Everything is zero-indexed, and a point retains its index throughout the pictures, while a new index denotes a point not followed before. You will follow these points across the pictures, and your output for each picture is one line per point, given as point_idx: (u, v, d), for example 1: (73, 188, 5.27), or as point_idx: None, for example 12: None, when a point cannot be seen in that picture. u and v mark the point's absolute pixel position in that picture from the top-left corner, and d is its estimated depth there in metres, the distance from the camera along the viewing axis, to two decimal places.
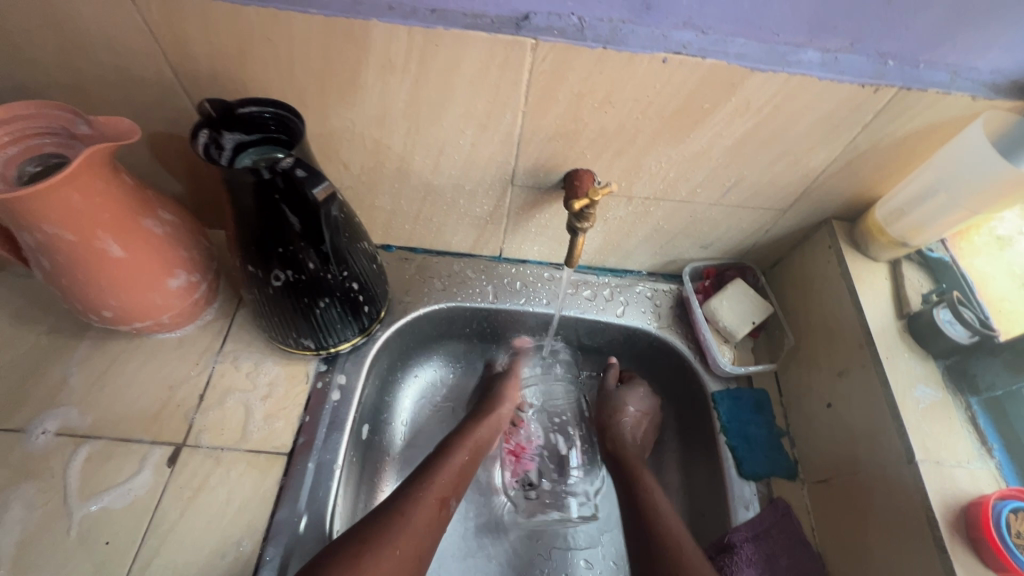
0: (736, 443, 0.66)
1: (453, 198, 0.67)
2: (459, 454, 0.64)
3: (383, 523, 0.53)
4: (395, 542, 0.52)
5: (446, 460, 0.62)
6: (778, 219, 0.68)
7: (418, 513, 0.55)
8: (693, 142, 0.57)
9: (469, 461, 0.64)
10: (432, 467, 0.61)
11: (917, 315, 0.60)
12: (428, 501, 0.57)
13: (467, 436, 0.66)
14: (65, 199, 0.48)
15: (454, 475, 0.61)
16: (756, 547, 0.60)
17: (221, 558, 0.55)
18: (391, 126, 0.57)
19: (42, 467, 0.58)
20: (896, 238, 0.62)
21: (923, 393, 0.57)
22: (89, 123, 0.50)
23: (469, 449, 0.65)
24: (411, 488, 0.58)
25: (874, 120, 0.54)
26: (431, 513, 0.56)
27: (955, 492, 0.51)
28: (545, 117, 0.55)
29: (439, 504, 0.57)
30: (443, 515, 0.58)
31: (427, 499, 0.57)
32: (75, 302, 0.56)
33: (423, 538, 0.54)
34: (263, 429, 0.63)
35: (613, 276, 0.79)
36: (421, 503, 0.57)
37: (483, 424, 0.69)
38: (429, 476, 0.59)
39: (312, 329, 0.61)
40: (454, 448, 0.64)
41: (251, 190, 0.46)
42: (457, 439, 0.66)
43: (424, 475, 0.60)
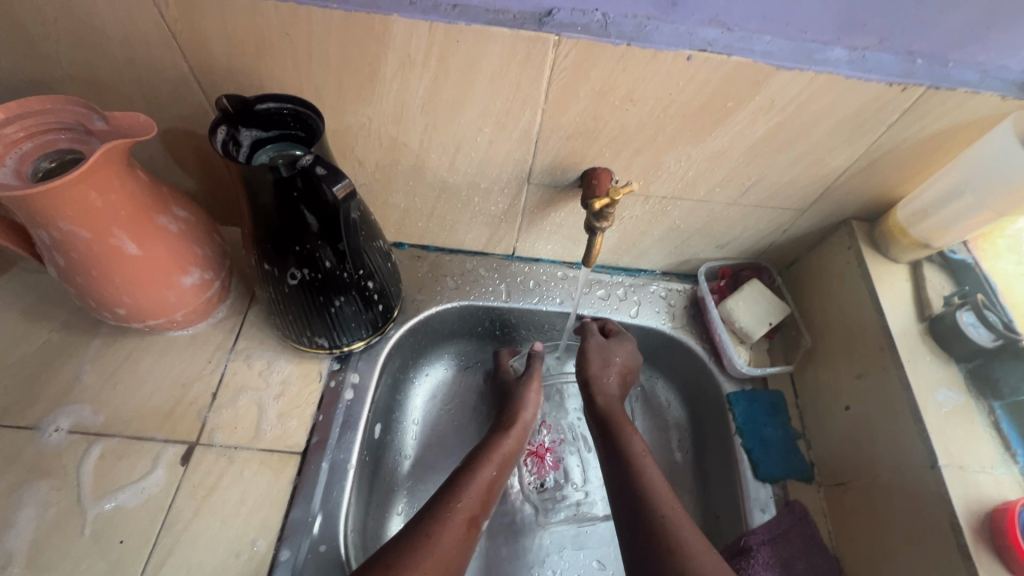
0: (752, 445, 0.66)
1: (468, 195, 0.66)
2: (485, 469, 0.61)
3: (409, 548, 0.51)
4: (425, 567, 0.50)
5: (473, 478, 0.59)
6: (797, 218, 0.67)
7: (443, 539, 0.53)
8: (714, 141, 0.56)
9: (496, 476, 0.61)
10: (458, 485, 0.58)
11: (939, 317, 0.59)
12: (453, 523, 0.54)
13: (492, 450, 0.63)
14: (80, 195, 0.47)
15: (482, 491, 0.58)
16: (773, 550, 0.59)
17: (235, 557, 0.55)
18: (408, 123, 0.56)
19: (55, 464, 0.57)
20: (919, 239, 0.61)
21: (946, 397, 0.56)
22: (104, 119, 0.49)
23: (495, 464, 0.62)
24: (436, 510, 0.55)
25: (899, 119, 0.53)
26: (457, 536, 0.54)
27: (978, 498, 0.50)
28: (565, 114, 0.54)
29: (464, 525, 0.55)
30: (471, 536, 0.55)
31: (453, 519, 0.55)
32: (89, 299, 0.56)
33: (450, 560, 0.52)
34: (277, 428, 0.62)
35: (627, 275, 0.79)
36: (448, 525, 0.54)
37: (509, 434, 0.66)
38: (453, 495, 0.57)
39: (327, 328, 0.61)
40: (478, 462, 0.61)
41: (270, 188, 0.46)
42: (481, 454, 0.62)
43: (449, 493, 0.57)
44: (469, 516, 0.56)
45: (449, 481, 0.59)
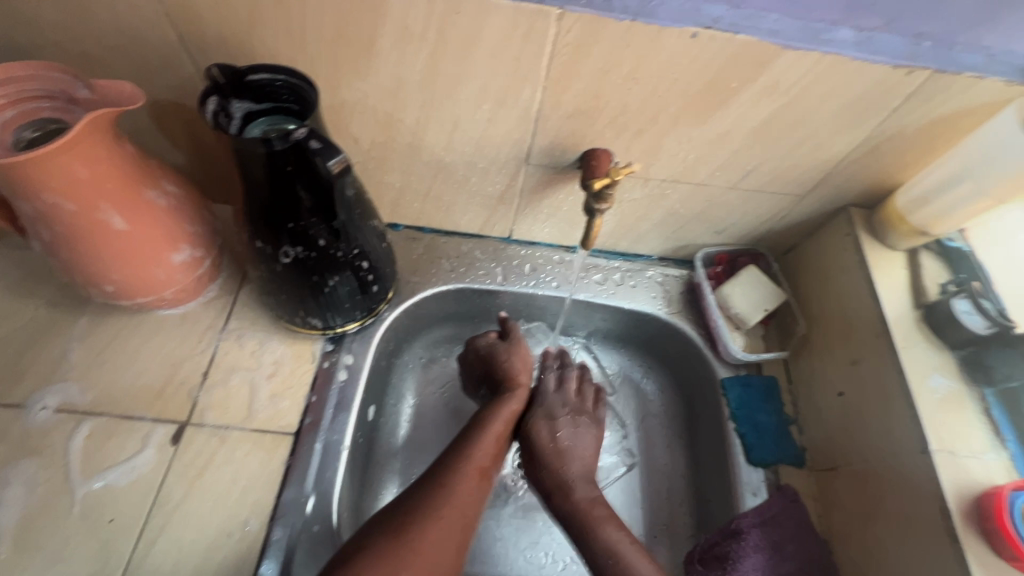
0: (744, 430, 0.66)
1: (465, 175, 0.65)
2: (493, 425, 0.61)
3: (423, 502, 0.51)
4: (438, 519, 0.50)
5: (483, 435, 0.59)
6: (796, 204, 0.67)
7: (458, 488, 0.53)
8: (716, 123, 0.56)
9: (503, 431, 0.61)
10: (468, 441, 0.58)
11: (934, 305, 0.59)
12: (467, 475, 0.54)
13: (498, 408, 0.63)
14: (65, 166, 0.45)
15: (492, 446, 0.59)
16: (763, 533, 0.59)
17: (227, 537, 0.54)
18: (404, 99, 0.55)
19: (43, 443, 0.56)
20: (917, 227, 0.61)
21: (939, 383, 0.56)
22: (90, 88, 0.47)
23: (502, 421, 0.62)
24: (448, 463, 0.55)
25: (903, 104, 0.52)
26: (472, 482, 0.54)
27: (968, 483, 0.51)
28: (566, 93, 0.53)
29: (477, 477, 0.55)
30: (483, 487, 0.55)
31: (467, 472, 0.55)
32: (76, 275, 0.54)
33: (465, 511, 0.52)
34: (270, 409, 0.62)
35: (624, 260, 0.78)
36: (460, 479, 0.54)
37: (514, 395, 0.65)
38: (463, 450, 0.57)
39: (320, 308, 0.60)
40: (484, 421, 0.61)
41: (261, 162, 0.44)
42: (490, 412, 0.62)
43: (460, 448, 0.57)
44: (484, 469, 0.56)
45: (456, 438, 0.59)
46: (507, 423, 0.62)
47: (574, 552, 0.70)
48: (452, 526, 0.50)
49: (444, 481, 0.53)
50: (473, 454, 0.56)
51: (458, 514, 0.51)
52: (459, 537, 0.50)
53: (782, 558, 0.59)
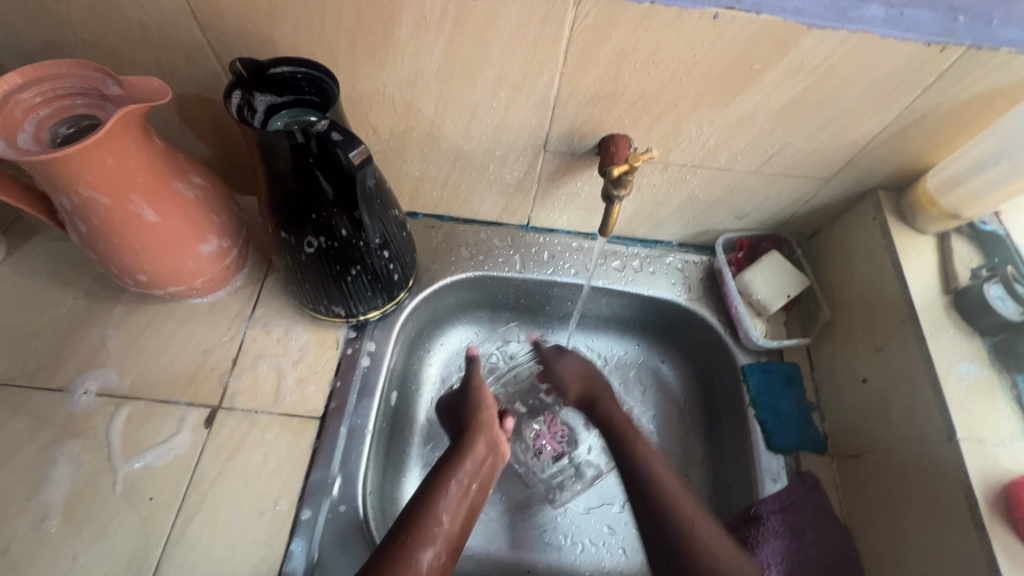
0: (765, 417, 0.65)
1: (483, 163, 0.65)
2: (477, 441, 0.62)
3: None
4: None
5: (467, 457, 0.61)
6: (821, 188, 0.66)
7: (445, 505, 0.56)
8: (738, 106, 0.54)
9: (486, 449, 0.63)
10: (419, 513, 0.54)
11: (965, 290, 0.58)
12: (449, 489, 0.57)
13: (484, 401, 0.67)
14: (99, 161, 0.47)
15: (475, 465, 0.61)
16: (782, 519, 0.59)
17: (259, 516, 0.57)
18: (423, 88, 0.55)
19: (86, 425, 0.60)
20: (948, 210, 0.59)
21: (967, 370, 0.55)
22: (119, 84, 0.49)
23: (493, 431, 0.65)
24: (435, 483, 0.58)
25: (936, 82, 0.51)
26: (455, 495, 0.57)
27: (996, 470, 0.50)
28: (584, 79, 0.53)
29: (463, 496, 0.58)
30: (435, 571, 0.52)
31: (454, 490, 0.58)
32: (111, 266, 0.56)
33: None
34: (296, 394, 0.64)
35: (643, 246, 0.78)
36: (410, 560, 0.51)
37: (475, 442, 0.62)
38: (450, 469, 0.59)
39: (343, 297, 0.61)
40: (471, 440, 0.62)
41: (286, 155, 0.45)
42: (477, 420, 0.65)
43: (446, 469, 0.59)
44: (469, 490, 0.59)
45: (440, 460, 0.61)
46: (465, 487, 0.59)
47: (593, 535, 0.71)
48: (439, 540, 0.54)
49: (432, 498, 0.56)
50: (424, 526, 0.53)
51: None
52: None
53: (803, 542, 0.59)
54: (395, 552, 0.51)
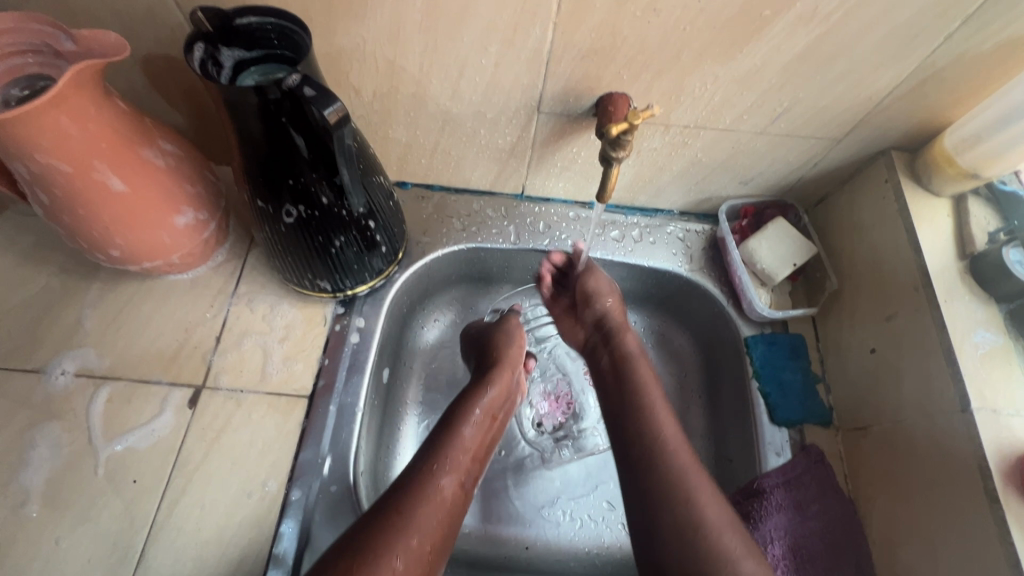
0: (769, 390, 0.63)
1: (474, 127, 0.62)
2: (502, 371, 0.62)
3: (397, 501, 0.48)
4: (423, 519, 0.48)
5: (492, 389, 0.61)
6: (830, 149, 0.62)
7: (469, 434, 0.56)
8: (745, 59, 0.51)
9: (509, 386, 0.63)
10: (444, 439, 0.55)
11: (982, 255, 0.55)
12: (474, 419, 0.57)
13: (510, 336, 0.66)
14: (55, 124, 0.43)
15: (498, 395, 0.61)
16: (786, 493, 0.58)
17: (248, 497, 0.55)
18: (406, 44, 0.51)
19: (64, 407, 0.57)
20: (966, 169, 0.56)
21: (982, 338, 0.53)
22: (73, 39, 0.45)
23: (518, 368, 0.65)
24: (456, 411, 0.58)
25: (960, 29, 0.47)
26: (479, 426, 0.57)
27: (1011, 440, 0.48)
28: (579, 30, 0.49)
29: (485, 424, 0.58)
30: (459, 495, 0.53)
31: (476, 417, 0.58)
32: (80, 240, 0.53)
33: (442, 522, 0.49)
34: (283, 372, 0.61)
35: (643, 215, 0.74)
36: (436, 483, 0.51)
37: (501, 372, 0.62)
38: (474, 399, 0.59)
39: (328, 271, 0.58)
40: (496, 373, 0.62)
41: (256, 113, 0.42)
42: (504, 355, 0.64)
43: (469, 400, 0.59)
44: (490, 421, 0.59)
45: (463, 392, 0.61)
46: (485, 417, 0.59)
47: (592, 510, 0.70)
48: (462, 466, 0.54)
49: (455, 425, 0.56)
50: (447, 456, 0.53)
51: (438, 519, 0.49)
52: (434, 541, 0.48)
53: (807, 516, 0.57)
54: (421, 475, 0.51)
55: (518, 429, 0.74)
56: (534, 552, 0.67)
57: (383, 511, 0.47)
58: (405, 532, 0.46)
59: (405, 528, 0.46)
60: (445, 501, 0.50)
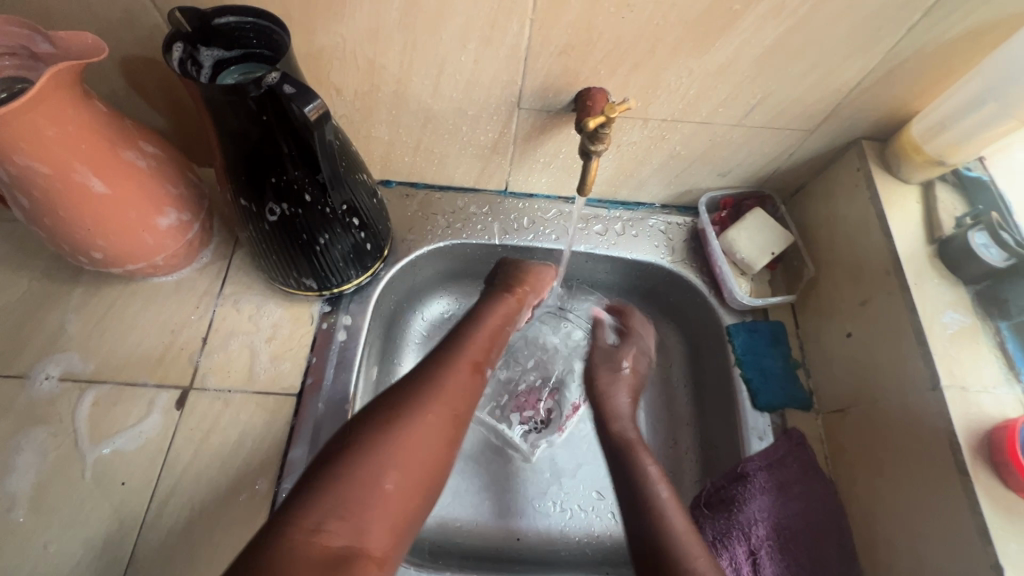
0: (751, 376, 0.65)
1: (456, 124, 0.62)
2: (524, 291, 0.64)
3: (409, 383, 0.49)
4: (437, 393, 0.48)
5: (509, 295, 0.62)
6: (804, 140, 0.64)
7: (490, 326, 0.57)
8: (718, 53, 0.52)
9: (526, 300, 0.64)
10: (463, 333, 0.56)
11: (949, 239, 0.57)
12: (494, 316, 0.59)
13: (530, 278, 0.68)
14: (32, 126, 0.43)
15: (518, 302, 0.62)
16: (769, 475, 0.59)
17: (237, 496, 0.55)
18: (385, 42, 0.52)
19: (50, 412, 0.57)
20: (932, 156, 0.58)
21: (951, 319, 0.55)
22: (50, 41, 0.45)
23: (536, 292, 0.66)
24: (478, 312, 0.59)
25: (922, 20, 0.49)
26: (500, 323, 0.59)
27: (979, 416, 0.50)
28: (555, 27, 0.50)
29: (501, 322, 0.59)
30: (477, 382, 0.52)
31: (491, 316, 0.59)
32: (62, 243, 0.53)
33: (457, 407, 0.48)
34: (270, 371, 0.62)
35: (625, 209, 0.76)
36: (452, 366, 0.51)
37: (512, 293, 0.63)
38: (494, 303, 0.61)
39: (314, 270, 0.59)
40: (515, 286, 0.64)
41: (236, 112, 0.42)
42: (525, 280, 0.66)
43: (485, 307, 0.60)
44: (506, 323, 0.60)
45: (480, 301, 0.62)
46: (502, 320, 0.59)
47: (582, 501, 0.71)
48: (480, 351, 0.54)
49: (476, 320, 0.57)
50: (466, 347, 0.53)
51: (451, 407, 0.48)
52: (449, 416, 0.47)
53: (790, 497, 0.59)
54: (443, 356, 0.52)
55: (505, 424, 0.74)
56: (525, 544, 0.67)
57: (403, 386, 0.48)
58: (432, 395, 0.48)
59: (422, 402, 0.47)
60: (463, 375, 0.51)
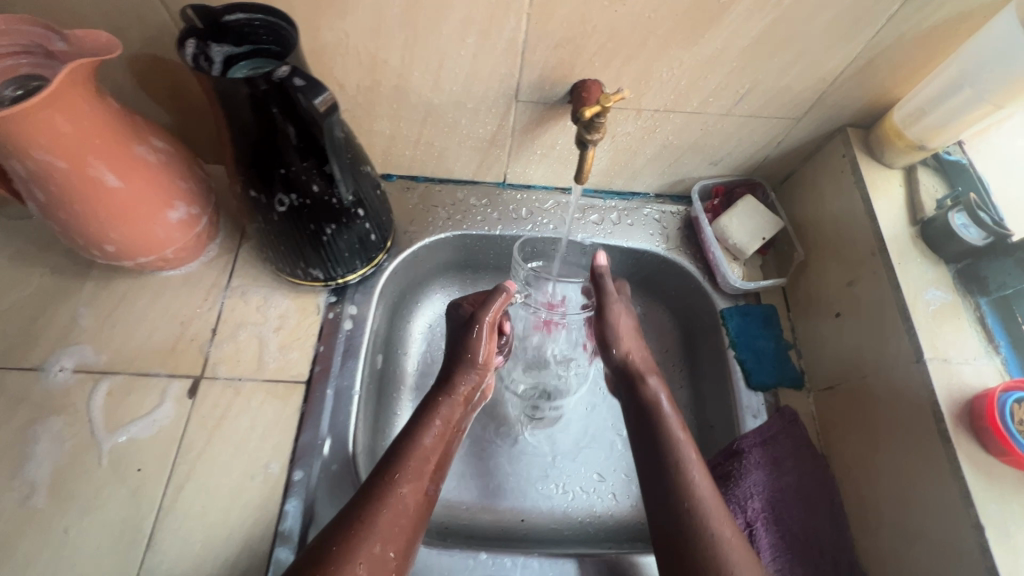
0: (744, 357, 0.67)
1: (455, 117, 0.64)
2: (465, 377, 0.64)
3: (355, 517, 0.49)
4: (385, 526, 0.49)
5: (452, 397, 0.62)
6: (792, 129, 0.66)
7: (431, 442, 0.57)
8: (707, 45, 0.54)
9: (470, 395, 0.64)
10: (406, 449, 0.55)
11: (931, 220, 0.59)
12: (432, 429, 0.58)
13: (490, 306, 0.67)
14: (50, 123, 0.45)
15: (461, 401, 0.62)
16: (764, 451, 0.61)
17: (251, 479, 0.57)
18: (387, 37, 0.54)
19: (65, 402, 0.59)
20: (914, 141, 0.60)
21: (934, 296, 0.57)
22: (65, 39, 0.46)
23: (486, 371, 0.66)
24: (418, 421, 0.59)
25: (900, 11, 0.51)
26: (440, 438, 0.58)
27: (960, 385, 0.53)
28: (551, 21, 0.52)
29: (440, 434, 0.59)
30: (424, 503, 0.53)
31: (431, 430, 0.58)
32: (75, 236, 0.55)
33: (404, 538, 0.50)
34: (279, 359, 0.63)
35: (620, 199, 0.78)
36: (397, 495, 0.51)
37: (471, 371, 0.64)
38: (433, 410, 0.60)
39: (321, 260, 0.61)
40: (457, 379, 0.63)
41: (247, 104, 0.44)
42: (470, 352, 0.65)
43: (431, 408, 0.60)
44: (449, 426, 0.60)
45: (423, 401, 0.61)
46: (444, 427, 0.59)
47: (583, 482, 0.73)
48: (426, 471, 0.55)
49: (416, 434, 0.57)
50: (407, 468, 0.54)
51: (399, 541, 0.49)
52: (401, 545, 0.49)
53: (785, 473, 0.61)
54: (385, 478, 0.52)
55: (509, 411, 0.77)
56: (530, 525, 0.69)
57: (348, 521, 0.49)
58: (372, 534, 0.48)
59: (371, 537, 0.48)
60: (412, 503, 0.52)
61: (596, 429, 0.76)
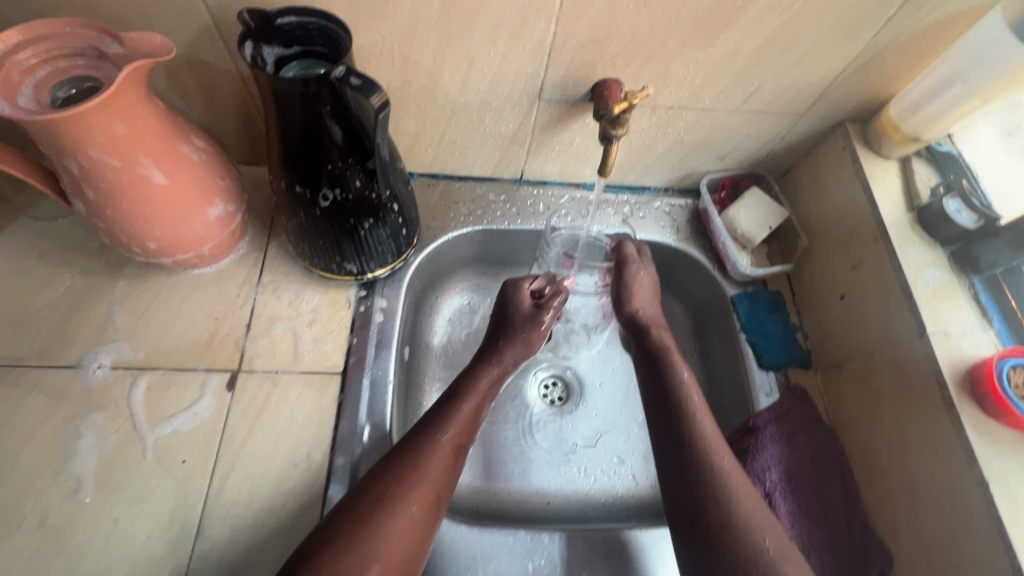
0: (756, 339, 0.71)
1: (479, 116, 0.67)
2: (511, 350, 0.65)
3: (394, 468, 0.50)
4: (420, 475, 0.50)
5: (493, 366, 0.63)
6: (795, 123, 0.70)
7: (471, 405, 0.58)
8: (721, 46, 0.58)
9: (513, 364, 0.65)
10: (446, 410, 0.56)
11: (926, 206, 0.64)
12: (475, 393, 0.59)
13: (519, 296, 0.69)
14: (106, 122, 0.47)
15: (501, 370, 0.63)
16: (777, 426, 0.65)
17: (294, 467, 0.59)
18: (421, 40, 0.56)
19: (106, 397, 0.60)
20: (909, 134, 0.65)
21: (932, 276, 0.62)
22: (119, 42, 0.48)
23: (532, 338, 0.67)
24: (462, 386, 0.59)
25: (897, 13, 0.56)
26: (481, 400, 0.59)
27: (961, 357, 0.57)
28: (578, 24, 0.55)
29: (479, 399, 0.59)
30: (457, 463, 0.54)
31: (473, 395, 0.58)
32: (119, 234, 0.56)
33: (437, 490, 0.51)
34: (314, 352, 0.65)
35: (631, 194, 0.82)
36: (434, 450, 0.52)
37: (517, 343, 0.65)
38: (477, 377, 0.61)
39: (356, 253, 0.63)
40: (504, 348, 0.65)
41: (303, 102, 0.46)
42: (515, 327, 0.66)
43: (474, 377, 0.61)
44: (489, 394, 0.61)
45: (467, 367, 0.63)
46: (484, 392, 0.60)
47: (604, 464, 0.76)
48: (465, 429, 0.56)
49: (458, 398, 0.58)
50: (449, 427, 0.55)
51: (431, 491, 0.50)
52: (431, 494, 0.50)
53: (798, 446, 0.65)
54: (424, 430, 0.54)
55: (531, 399, 0.79)
56: (556, 506, 0.72)
57: (395, 466, 0.50)
58: (408, 486, 0.49)
59: (408, 484, 0.49)
60: (445, 455, 0.53)
61: (614, 413, 0.79)
